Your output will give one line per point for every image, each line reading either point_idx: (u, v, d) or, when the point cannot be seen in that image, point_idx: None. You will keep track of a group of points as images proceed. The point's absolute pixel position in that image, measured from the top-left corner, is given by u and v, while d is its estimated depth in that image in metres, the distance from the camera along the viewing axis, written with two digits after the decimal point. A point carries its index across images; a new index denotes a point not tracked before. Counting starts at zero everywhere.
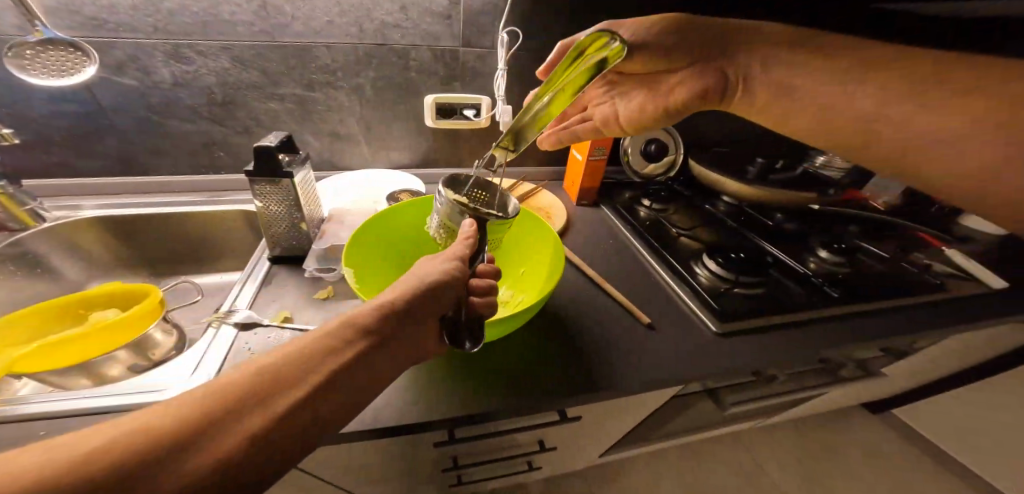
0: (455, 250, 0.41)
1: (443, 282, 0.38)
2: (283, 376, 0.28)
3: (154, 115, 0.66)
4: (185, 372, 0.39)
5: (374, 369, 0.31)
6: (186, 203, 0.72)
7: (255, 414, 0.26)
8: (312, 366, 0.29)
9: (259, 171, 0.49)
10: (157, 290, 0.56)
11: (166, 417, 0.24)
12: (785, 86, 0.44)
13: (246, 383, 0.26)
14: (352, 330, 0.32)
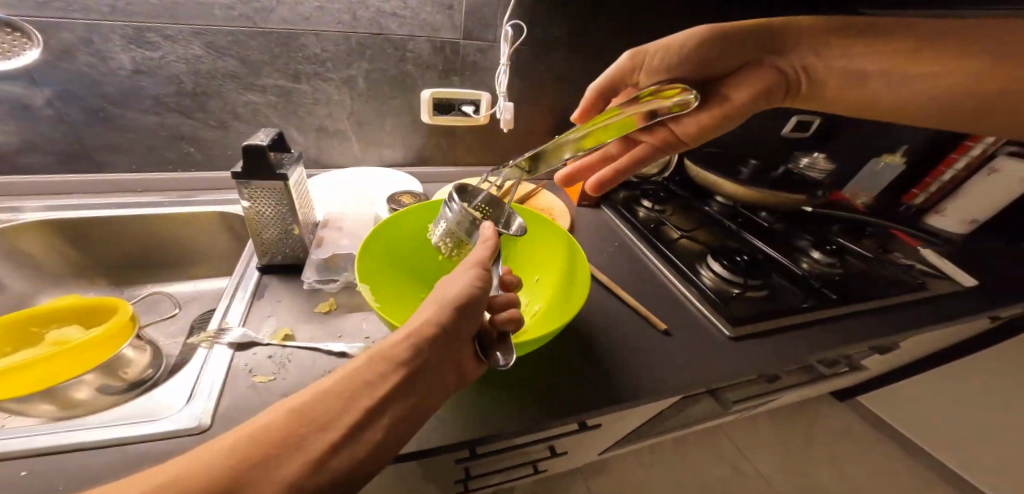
0: (478, 256, 0.39)
1: (475, 297, 0.35)
2: (317, 419, 0.25)
3: (110, 105, 0.58)
4: (178, 402, 0.35)
5: (410, 405, 0.29)
6: (149, 204, 0.64)
7: (290, 462, 0.23)
8: (346, 403, 0.27)
9: (247, 171, 0.43)
10: (128, 303, 0.49)
11: (189, 473, 0.21)
12: (858, 76, 0.40)
13: (278, 428, 0.24)
14: (385, 360, 0.29)
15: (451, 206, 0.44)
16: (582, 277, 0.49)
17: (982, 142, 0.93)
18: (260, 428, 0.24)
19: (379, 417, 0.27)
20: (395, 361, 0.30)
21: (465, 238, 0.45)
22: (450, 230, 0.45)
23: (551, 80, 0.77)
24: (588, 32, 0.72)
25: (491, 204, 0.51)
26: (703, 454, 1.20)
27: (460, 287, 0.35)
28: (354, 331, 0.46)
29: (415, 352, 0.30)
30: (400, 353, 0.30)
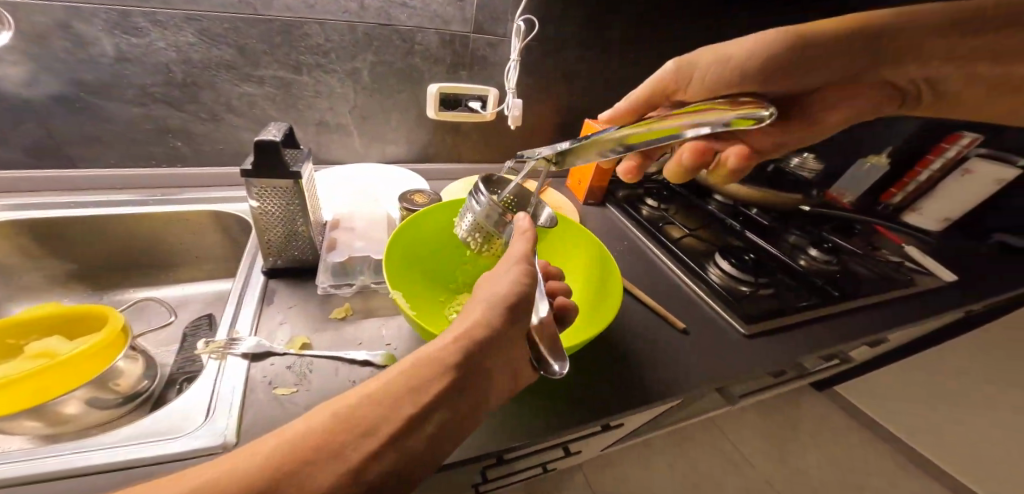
0: (518, 251, 0.38)
1: (517, 301, 0.33)
2: (365, 421, 0.24)
3: (87, 95, 0.52)
4: (196, 417, 0.32)
5: (456, 414, 0.27)
6: (128, 202, 0.58)
7: (334, 468, 0.21)
8: (395, 406, 0.25)
9: (257, 169, 0.40)
10: (117, 311, 0.45)
11: (232, 475, 0.19)
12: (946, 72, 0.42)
13: (323, 429, 0.23)
14: (434, 362, 0.28)
15: (479, 197, 0.42)
16: (614, 287, 0.49)
17: (957, 144, 0.97)
18: (306, 429, 0.22)
19: (426, 423, 0.26)
20: (444, 364, 0.28)
21: (494, 231, 0.44)
22: (477, 223, 0.44)
23: (559, 78, 0.76)
24: (597, 29, 0.72)
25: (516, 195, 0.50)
26: (702, 447, 1.18)
27: (505, 287, 0.34)
28: (373, 338, 0.44)
29: (465, 356, 0.29)
30: (449, 356, 0.28)
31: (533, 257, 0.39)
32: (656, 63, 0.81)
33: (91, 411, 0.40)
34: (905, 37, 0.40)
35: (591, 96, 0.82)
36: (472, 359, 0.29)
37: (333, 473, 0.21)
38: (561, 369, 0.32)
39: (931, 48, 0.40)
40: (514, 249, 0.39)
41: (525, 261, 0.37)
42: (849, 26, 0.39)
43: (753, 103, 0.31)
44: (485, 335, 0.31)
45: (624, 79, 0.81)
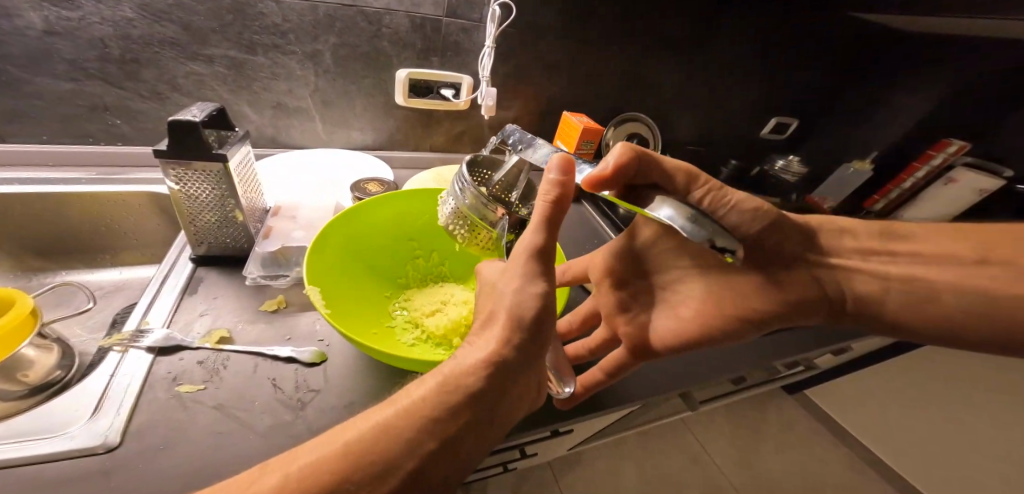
0: (529, 244, 0.28)
1: (542, 311, 0.26)
2: (378, 467, 0.20)
3: (12, 68, 0.48)
4: (85, 414, 0.29)
5: (483, 443, 0.24)
6: (58, 180, 0.53)
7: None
8: (411, 449, 0.21)
9: (174, 150, 0.37)
10: (28, 295, 0.41)
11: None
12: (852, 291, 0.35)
13: (326, 475, 0.19)
14: (451, 394, 0.23)
15: (461, 182, 0.39)
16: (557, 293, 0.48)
17: (945, 151, 0.88)
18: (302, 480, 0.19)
19: (448, 462, 0.22)
20: (466, 394, 0.23)
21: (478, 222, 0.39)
22: (461, 211, 0.40)
23: (537, 68, 0.73)
24: (577, 19, 0.69)
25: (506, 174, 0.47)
26: (671, 449, 1.16)
27: (529, 295, 0.26)
28: (306, 333, 0.41)
29: (489, 384, 0.24)
30: (470, 386, 0.23)
31: (550, 251, 0.28)
32: (641, 57, 0.78)
33: None
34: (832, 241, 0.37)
35: (572, 89, 0.78)
36: (497, 384, 0.24)
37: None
38: (568, 389, 0.33)
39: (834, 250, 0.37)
40: (527, 236, 0.28)
41: (540, 260, 0.27)
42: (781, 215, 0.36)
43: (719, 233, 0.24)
44: (512, 357, 0.25)
45: (606, 74, 0.78)
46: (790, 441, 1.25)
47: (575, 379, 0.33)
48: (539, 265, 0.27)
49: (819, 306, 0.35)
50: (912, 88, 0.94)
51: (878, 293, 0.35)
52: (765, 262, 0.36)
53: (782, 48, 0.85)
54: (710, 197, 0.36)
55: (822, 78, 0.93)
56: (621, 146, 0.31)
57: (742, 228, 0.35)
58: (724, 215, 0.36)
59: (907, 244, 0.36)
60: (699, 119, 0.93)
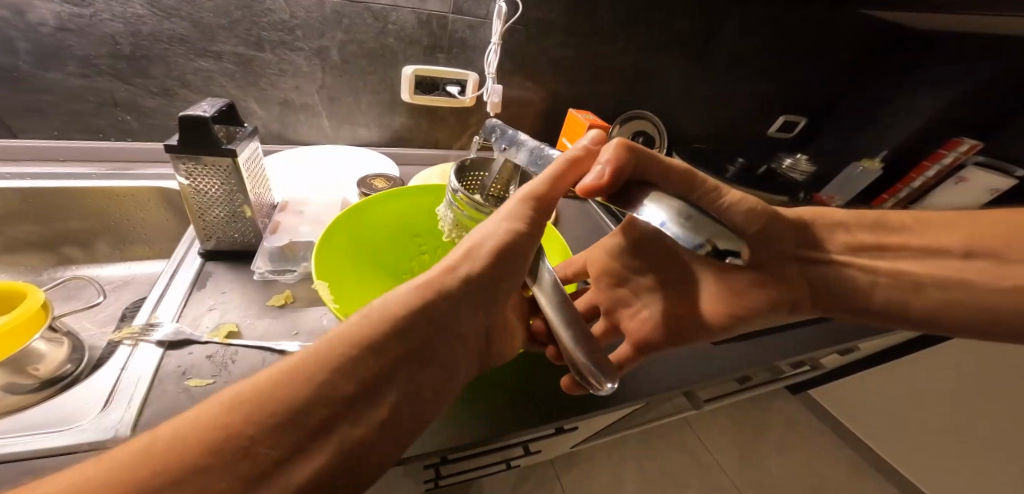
0: (530, 190, 0.31)
1: (508, 244, 0.29)
2: (285, 408, 0.17)
3: (24, 64, 0.49)
4: (95, 408, 0.30)
5: (416, 390, 0.22)
6: (68, 176, 0.54)
7: (234, 482, 0.15)
8: (329, 389, 0.18)
9: (184, 145, 0.37)
10: (39, 289, 0.42)
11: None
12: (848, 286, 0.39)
13: (216, 424, 0.16)
14: (377, 326, 0.21)
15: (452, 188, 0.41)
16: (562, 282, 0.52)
17: (956, 150, 0.86)
18: (186, 432, 0.16)
19: (374, 407, 0.20)
20: (395, 327, 0.22)
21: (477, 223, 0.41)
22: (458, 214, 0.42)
23: (542, 65, 0.73)
24: (584, 16, 0.68)
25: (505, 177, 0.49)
26: (673, 448, 1.16)
27: (501, 230, 0.29)
28: (313, 328, 0.41)
29: (418, 315, 0.23)
30: (398, 318, 0.22)
31: (541, 200, 0.31)
32: (648, 53, 0.77)
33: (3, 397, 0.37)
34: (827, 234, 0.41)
35: (577, 86, 0.78)
36: (427, 317, 0.23)
37: (227, 484, 0.15)
38: (612, 383, 0.31)
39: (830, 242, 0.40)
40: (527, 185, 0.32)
41: (531, 203, 0.31)
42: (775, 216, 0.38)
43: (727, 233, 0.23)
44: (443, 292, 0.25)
45: (613, 71, 0.78)
46: (794, 441, 1.25)
47: (616, 373, 0.31)
48: (529, 209, 0.31)
49: (803, 300, 0.39)
50: (924, 86, 0.93)
51: (867, 283, 0.38)
52: (769, 257, 0.39)
53: (790, 46, 0.84)
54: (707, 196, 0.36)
55: (830, 75, 0.92)
56: (616, 141, 0.31)
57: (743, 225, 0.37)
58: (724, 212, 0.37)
59: (891, 239, 0.39)
60: (706, 117, 0.93)
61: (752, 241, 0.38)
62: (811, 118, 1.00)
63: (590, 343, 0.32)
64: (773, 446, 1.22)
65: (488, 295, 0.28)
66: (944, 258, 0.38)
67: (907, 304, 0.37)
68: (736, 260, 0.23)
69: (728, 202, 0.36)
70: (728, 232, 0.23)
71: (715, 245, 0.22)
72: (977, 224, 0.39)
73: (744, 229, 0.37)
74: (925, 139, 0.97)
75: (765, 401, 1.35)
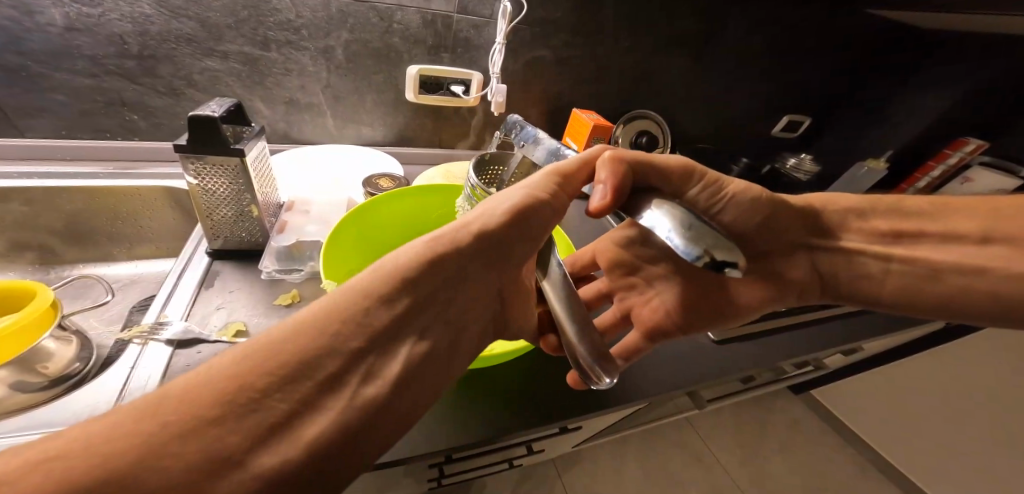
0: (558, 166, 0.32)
1: (534, 209, 0.29)
2: (299, 362, 0.17)
3: (33, 64, 0.49)
4: (106, 408, 0.30)
5: (427, 348, 0.22)
6: (75, 175, 0.54)
7: (249, 434, 0.15)
8: (348, 344, 0.18)
9: (194, 145, 0.37)
10: (48, 287, 0.42)
11: (56, 474, 0.12)
12: (851, 271, 0.42)
13: (229, 377, 0.16)
14: (387, 283, 0.21)
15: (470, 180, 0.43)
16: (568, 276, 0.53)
17: (961, 150, 0.85)
18: (201, 382, 0.15)
19: (387, 364, 0.20)
20: (406, 284, 0.21)
21: None
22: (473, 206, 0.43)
23: (547, 65, 0.72)
24: (590, 16, 0.68)
25: (522, 173, 0.49)
26: (675, 447, 1.16)
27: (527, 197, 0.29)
28: None
29: (430, 271, 0.23)
30: (411, 274, 0.22)
31: (563, 175, 0.32)
32: (653, 53, 0.77)
33: (12, 396, 0.37)
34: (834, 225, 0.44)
35: (582, 85, 0.78)
36: (439, 274, 0.23)
37: (240, 436, 0.15)
38: (610, 379, 0.30)
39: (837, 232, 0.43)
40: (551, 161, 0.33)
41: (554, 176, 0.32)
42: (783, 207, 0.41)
43: (726, 244, 0.24)
44: (456, 249, 0.24)
45: (617, 70, 0.78)
46: (796, 441, 1.25)
47: (615, 370, 0.31)
48: (552, 180, 0.31)
49: (814, 285, 0.43)
50: (929, 85, 0.93)
51: (870, 269, 0.42)
52: (776, 244, 0.43)
53: (794, 45, 0.84)
54: (712, 188, 0.38)
55: (836, 74, 0.92)
56: (606, 154, 0.32)
57: (747, 215, 0.40)
58: (727, 204, 0.39)
59: (892, 230, 0.42)
60: (710, 116, 0.92)
61: (757, 229, 0.41)
62: (816, 117, 1.00)
63: (591, 336, 0.32)
64: (775, 446, 1.22)
65: (503, 256, 0.27)
66: (939, 246, 0.41)
67: (912, 290, 0.40)
68: (733, 271, 0.23)
69: (734, 192, 0.38)
70: (728, 243, 0.23)
71: (715, 257, 0.23)
72: (968, 219, 0.42)
73: (750, 218, 0.40)
74: (929, 138, 0.97)
75: (767, 402, 1.35)
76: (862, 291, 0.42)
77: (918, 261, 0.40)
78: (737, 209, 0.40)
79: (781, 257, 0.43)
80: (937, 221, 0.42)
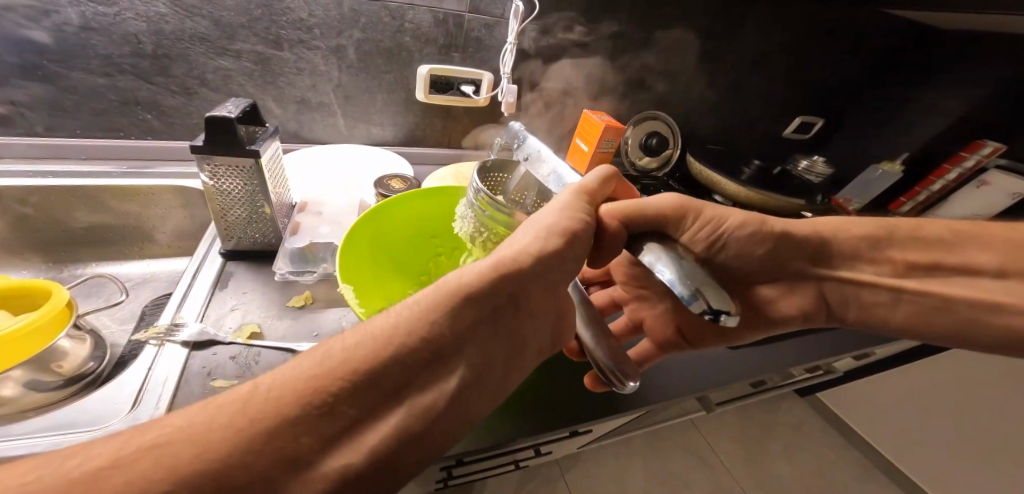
0: (591, 186, 0.33)
1: (580, 230, 0.29)
2: (366, 372, 0.18)
3: (48, 63, 0.49)
4: (124, 408, 0.30)
5: (482, 366, 0.22)
6: (89, 173, 0.54)
7: (321, 435, 0.16)
8: (407, 357, 0.19)
9: (208, 145, 0.37)
10: (63, 286, 0.42)
11: (163, 460, 0.14)
12: (872, 305, 0.40)
13: (306, 382, 0.17)
14: (451, 300, 0.21)
15: (476, 188, 0.40)
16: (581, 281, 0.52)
17: (978, 153, 0.83)
18: (286, 382, 0.17)
19: (445, 378, 0.20)
20: (467, 303, 0.22)
21: (495, 221, 0.39)
22: (478, 213, 0.41)
23: (558, 65, 0.72)
24: (602, 15, 0.68)
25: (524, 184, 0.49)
26: (680, 449, 1.15)
27: (574, 218, 0.30)
28: (332, 329, 0.41)
29: (490, 291, 0.23)
30: (472, 293, 0.22)
31: (596, 197, 0.33)
32: (665, 53, 0.76)
33: (28, 395, 0.37)
34: (857, 251, 0.41)
35: (593, 86, 0.77)
36: (499, 294, 0.23)
37: (313, 438, 0.16)
38: (633, 382, 0.29)
39: (857, 260, 0.40)
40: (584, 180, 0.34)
41: (586, 197, 0.33)
42: (789, 237, 0.39)
43: (720, 289, 0.25)
44: (515, 268, 0.24)
45: (628, 71, 0.77)
46: (803, 445, 1.23)
47: (637, 372, 0.30)
48: (586, 203, 0.32)
49: (819, 313, 0.41)
50: (946, 87, 0.91)
51: (889, 303, 0.39)
52: (784, 273, 0.41)
53: (806, 45, 0.83)
54: (711, 226, 0.37)
55: (850, 75, 0.90)
56: (599, 209, 0.33)
57: (748, 249, 0.39)
58: (731, 236, 0.38)
59: (916, 249, 0.40)
60: (721, 118, 0.92)
61: (762, 259, 0.39)
62: (828, 118, 0.98)
63: (610, 343, 0.31)
64: (782, 450, 1.21)
65: (559, 274, 0.27)
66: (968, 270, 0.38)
67: (930, 323, 0.38)
68: (727, 317, 0.24)
69: (733, 223, 0.37)
70: (718, 288, 0.24)
71: (704, 301, 0.24)
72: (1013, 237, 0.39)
73: (750, 251, 0.38)
74: (943, 141, 0.95)
75: (774, 404, 1.33)
76: (872, 321, 0.40)
77: (944, 294, 0.38)
78: (737, 240, 0.38)
79: (787, 285, 0.41)
80: (963, 229, 0.41)
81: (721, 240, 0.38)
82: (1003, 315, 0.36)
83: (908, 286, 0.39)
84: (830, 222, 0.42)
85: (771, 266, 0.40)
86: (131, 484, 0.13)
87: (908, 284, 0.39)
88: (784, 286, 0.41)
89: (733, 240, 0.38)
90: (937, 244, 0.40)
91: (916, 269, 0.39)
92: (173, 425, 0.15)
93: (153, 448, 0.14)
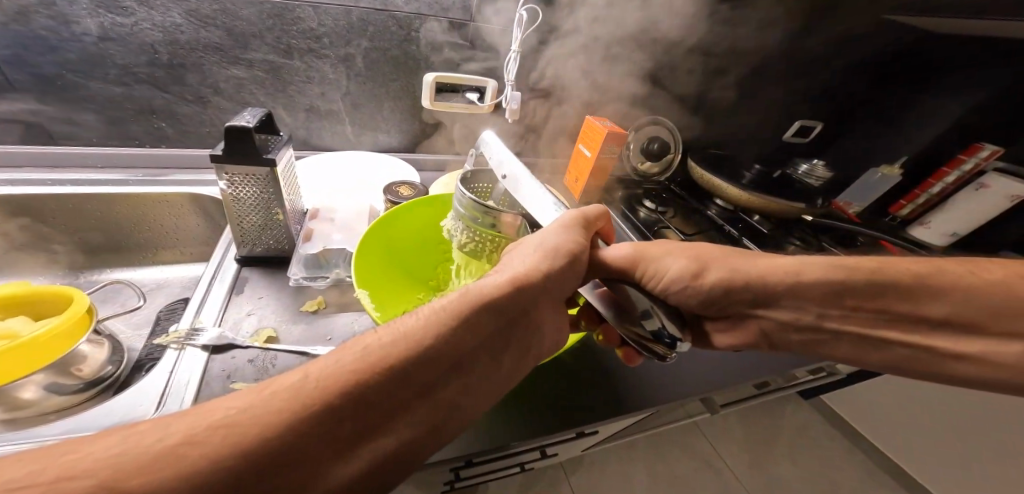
0: (591, 213, 0.36)
1: (582, 249, 0.31)
2: (397, 369, 0.19)
3: (68, 73, 0.51)
4: (149, 409, 0.31)
5: (491, 372, 0.23)
6: (106, 181, 0.56)
7: (355, 423, 0.17)
8: (433, 357, 0.20)
9: (229, 154, 0.38)
10: (84, 292, 0.43)
11: (233, 437, 0.15)
12: (816, 341, 0.37)
13: (347, 375, 0.18)
14: (470, 308, 0.23)
15: (460, 195, 0.41)
16: None
17: (977, 156, 0.83)
18: (330, 373, 0.18)
19: (461, 379, 0.21)
20: (485, 311, 0.23)
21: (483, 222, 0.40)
22: (465, 219, 0.42)
23: (561, 71, 0.73)
24: (604, 20, 0.69)
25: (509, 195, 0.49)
26: (685, 450, 1.16)
27: (578, 241, 0.32)
28: (343, 334, 0.42)
29: (507, 302, 0.24)
30: (490, 304, 0.23)
31: (590, 224, 0.36)
32: (664, 59, 0.78)
33: (50, 397, 0.38)
34: (806, 293, 0.35)
35: (595, 92, 0.78)
36: (514, 305, 0.25)
37: (350, 426, 0.17)
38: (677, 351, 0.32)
39: (805, 299, 0.36)
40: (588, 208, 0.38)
41: (583, 222, 0.35)
42: (729, 282, 0.37)
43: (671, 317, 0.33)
44: (527, 281, 0.26)
45: (629, 77, 0.78)
46: (805, 447, 1.23)
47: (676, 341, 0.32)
48: (582, 228, 0.34)
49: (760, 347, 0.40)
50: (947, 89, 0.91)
51: (830, 339, 0.36)
52: (722, 311, 0.39)
53: (803, 51, 0.85)
54: (652, 280, 0.38)
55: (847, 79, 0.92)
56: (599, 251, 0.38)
57: (688, 298, 0.39)
58: (671, 287, 0.38)
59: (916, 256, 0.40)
60: (720, 122, 0.93)
61: (701, 302, 0.39)
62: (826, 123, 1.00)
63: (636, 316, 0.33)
64: (786, 452, 1.21)
65: (563, 289, 0.29)
66: None
67: (866, 358, 0.36)
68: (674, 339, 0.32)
69: (675, 276, 0.38)
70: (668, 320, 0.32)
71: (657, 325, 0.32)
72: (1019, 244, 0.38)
73: (693, 299, 0.38)
74: (949, 141, 0.91)
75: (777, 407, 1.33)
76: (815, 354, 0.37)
77: (883, 337, 0.34)
78: (679, 289, 0.38)
79: (730, 322, 0.40)
80: None
81: (669, 290, 0.39)
82: (951, 362, 0.32)
83: (850, 327, 0.35)
84: (781, 265, 0.37)
85: (717, 308, 0.39)
86: (205, 458, 0.14)
87: (847, 327, 0.35)
88: (724, 322, 0.41)
89: (672, 287, 0.38)
90: (900, 290, 0.33)
91: (868, 314, 0.34)
92: (234, 408, 0.16)
93: (222, 424, 0.15)
